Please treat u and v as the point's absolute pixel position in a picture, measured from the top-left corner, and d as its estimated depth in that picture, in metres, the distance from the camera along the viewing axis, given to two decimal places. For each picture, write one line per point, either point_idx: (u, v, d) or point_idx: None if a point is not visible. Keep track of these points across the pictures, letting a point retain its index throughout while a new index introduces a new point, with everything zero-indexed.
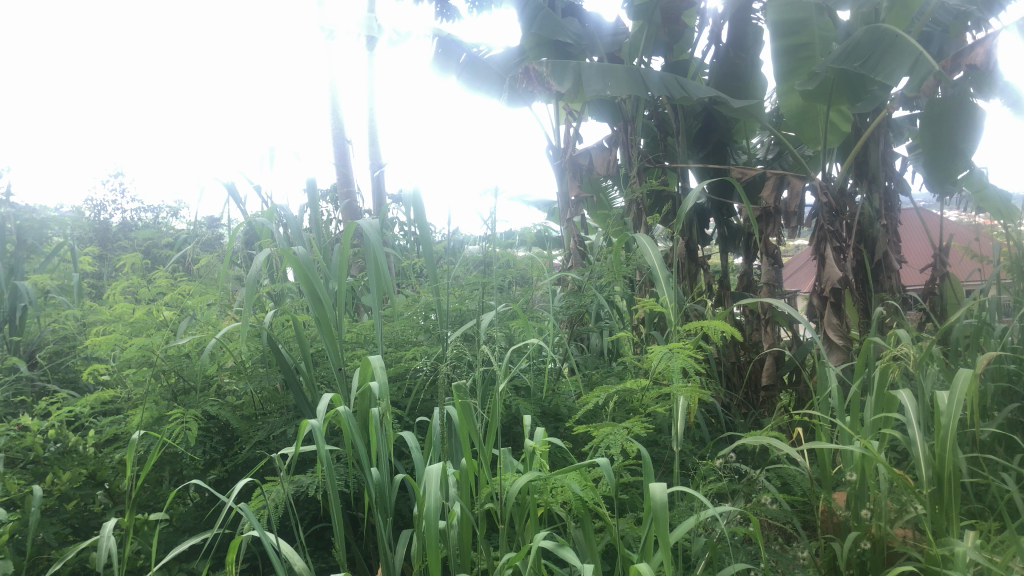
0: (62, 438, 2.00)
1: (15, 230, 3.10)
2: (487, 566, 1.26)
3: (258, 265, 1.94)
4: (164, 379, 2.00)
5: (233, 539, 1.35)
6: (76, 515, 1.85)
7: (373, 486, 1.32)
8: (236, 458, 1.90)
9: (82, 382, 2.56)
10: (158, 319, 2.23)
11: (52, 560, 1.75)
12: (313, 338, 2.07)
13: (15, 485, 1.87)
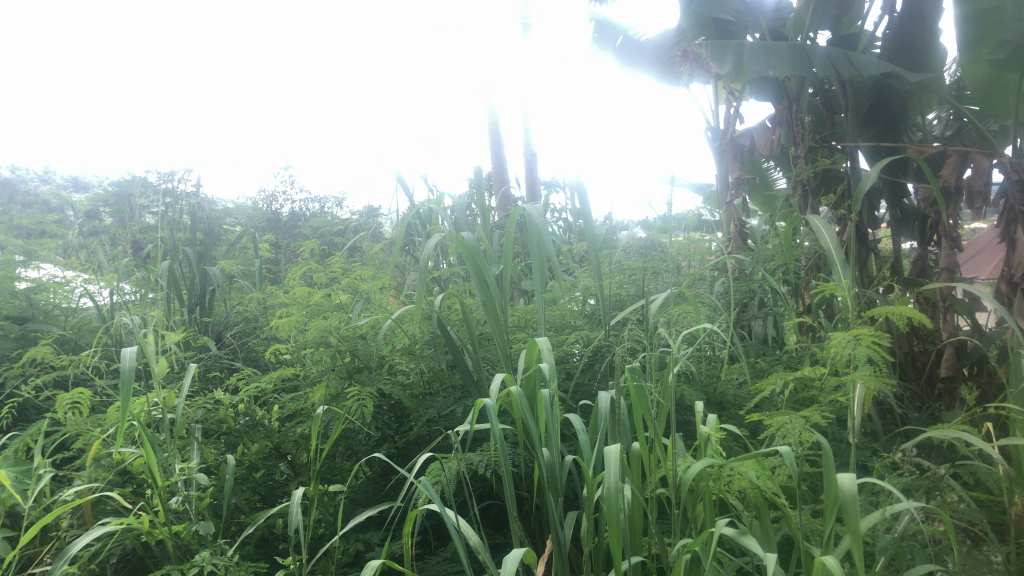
0: (249, 412, 2.15)
1: (203, 220, 3.36)
2: (659, 552, 1.25)
3: (428, 250, 2.01)
4: (339, 359, 2.10)
5: (409, 512, 1.41)
6: (264, 482, 1.99)
7: (544, 465, 1.33)
8: (408, 434, 1.98)
9: (264, 361, 2.74)
10: (333, 303, 2.35)
11: (244, 524, 1.89)
12: (477, 321, 2.11)
13: (210, 453, 2.03)
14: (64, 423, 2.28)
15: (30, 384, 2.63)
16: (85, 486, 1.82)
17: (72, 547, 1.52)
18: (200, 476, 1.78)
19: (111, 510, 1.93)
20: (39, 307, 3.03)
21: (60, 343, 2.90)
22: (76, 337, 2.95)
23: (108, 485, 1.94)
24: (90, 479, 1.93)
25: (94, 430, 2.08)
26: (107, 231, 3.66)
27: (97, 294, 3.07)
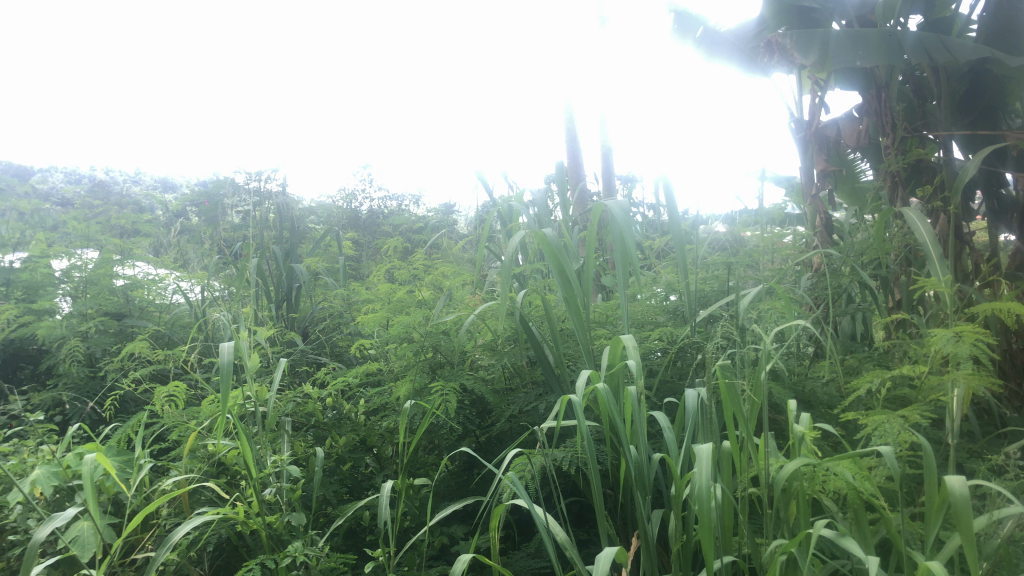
0: (336, 405, 2.20)
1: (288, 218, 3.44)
2: (752, 552, 1.23)
3: (512, 246, 2.01)
4: (423, 355, 2.13)
5: (495, 508, 1.42)
6: (351, 475, 2.03)
7: (632, 463, 1.32)
8: (491, 430, 1.99)
9: (349, 356, 2.79)
10: (415, 300, 2.38)
11: (332, 516, 1.93)
12: (560, 317, 2.11)
13: (300, 445, 2.08)
14: (162, 415, 2.38)
15: (130, 377, 2.75)
16: (183, 477, 1.89)
17: (173, 537, 1.59)
18: (292, 468, 1.83)
19: (207, 500, 2.00)
20: (135, 305, 3.16)
21: (157, 338, 3.02)
22: (170, 332, 3.06)
23: (204, 476, 2.01)
24: (187, 469, 2.01)
25: (190, 423, 2.15)
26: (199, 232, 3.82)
27: (190, 292, 3.19)
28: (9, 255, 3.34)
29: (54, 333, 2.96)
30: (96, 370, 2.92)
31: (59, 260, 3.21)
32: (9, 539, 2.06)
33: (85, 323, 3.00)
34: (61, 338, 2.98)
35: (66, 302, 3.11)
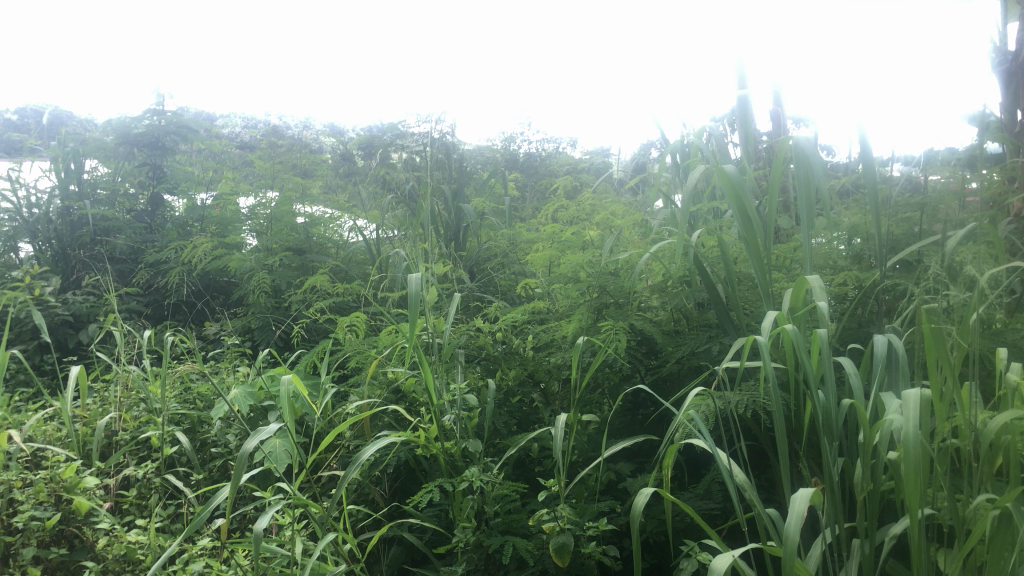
0: (506, 340, 2.24)
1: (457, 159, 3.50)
2: (951, 508, 1.17)
3: (691, 183, 1.96)
4: (592, 293, 2.12)
5: (670, 445, 1.42)
6: (521, 408, 2.06)
7: (820, 408, 1.28)
8: (661, 371, 1.94)
9: (514, 295, 2.82)
10: (584, 241, 2.37)
11: (502, 446, 1.98)
12: (739, 259, 2.03)
13: (472, 377, 2.15)
14: (343, 345, 2.51)
15: (311, 309, 2.91)
16: (365, 401, 2.00)
17: (361, 455, 1.69)
18: (468, 397, 1.90)
19: (385, 424, 2.11)
20: (314, 241, 3.33)
21: (335, 273, 3.19)
22: (347, 267, 3.20)
23: (384, 401, 2.12)
24: (368, 395, 2.13)
25: (371, 352, 2.27)
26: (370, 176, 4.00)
27: (365, 231, 3.33)
28: (202, 194, 3.66)
29: (245, 266, 3.20)
30: (281, 301, 3.12)
31: (246, 198, 3.39)
32: (212, 451, 2.27)
33: (271, 258, 3.20)
34: (251, 270, 3.21)
35: (251, 239, 3.32)
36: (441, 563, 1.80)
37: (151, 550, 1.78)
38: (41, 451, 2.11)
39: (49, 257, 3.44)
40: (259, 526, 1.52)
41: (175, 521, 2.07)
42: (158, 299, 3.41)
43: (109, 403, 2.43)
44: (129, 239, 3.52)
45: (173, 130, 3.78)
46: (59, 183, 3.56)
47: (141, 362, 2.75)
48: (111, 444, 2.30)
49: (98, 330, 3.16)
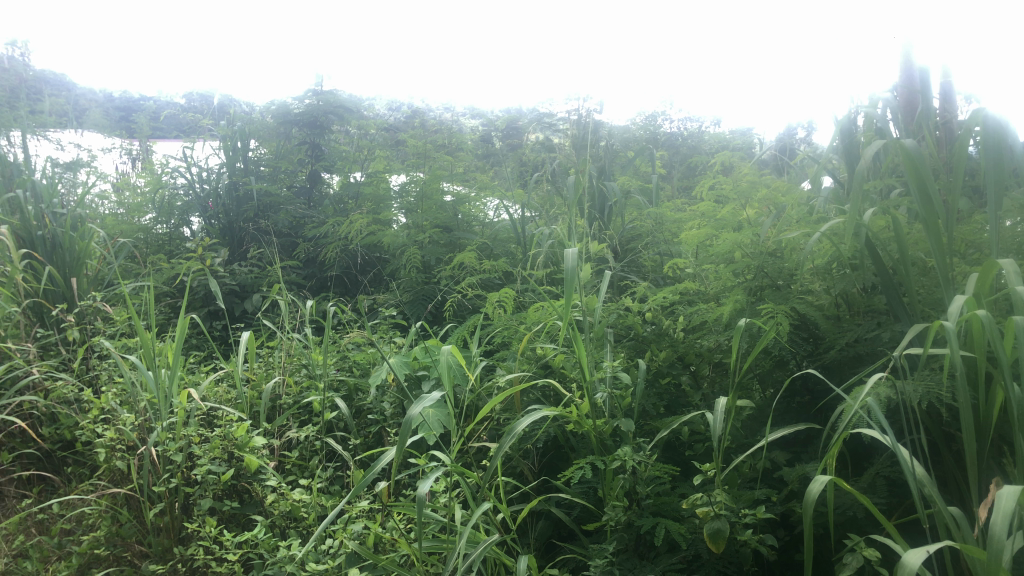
0: (656, 320, 2.20)
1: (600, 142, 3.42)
2: None
3: (864, 158, 1.84)
4: (750, 275, 2.03)
5: (841, 434, 1.35)
6: (673, 390, 2.00)
7: (1015, 402, 1.18)
8: (823, 359, 1.84)
9: (662, 275, 2.77)
10: (739, 220, 2.28)
11: (652, 428, 1.95)
12: (914, 241, 1.88)
13: (621, 356, 2.12)
14: (492, 321, 2.54)
15: (459, 286, 2.96)
16: (516, 376, 2.01)
17: (516, 427, 1.70)
18: (621, 376, 1.88)
19: (533, 399, 2.12)
20: (461, 218, 3.37)
21: (482, 250, 3.23)
22: (493, 245, 3.23)
23: (534, 377, 2.13)
24: (519, 370, 2.14)
25: (521, 328, 2.29)
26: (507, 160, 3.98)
27: (510, 210, 3.34)
28: (357, 172, 3.76)
29: (397, 242, 3.30)
30: (431, 276, 3.21)
31: (397, 175, 3.49)
32: (368, 418, 2.36)
33: (422, 234, 3.27)
34: (402, 246, 3.30)
35: (399, 218, 3.40)
36: (590, 541, 1.79)
37: (314, 508, 1.87)
38: (214, 410, 2.26)
39: (218, 230, 3.68)
40: (422, 490, 1.57)
41: (333, 482, 2.17)
42: (318, 272, 3.59)
43: (275, 368, 2.57)
44: (289, 215, 3.70)
45: (329, 109, 3.88)
46: (226, 161, 3.75)
47: (302, 331, 2.89)
48: (275, 407, 2.43)
49: (262, 299, 3.35)
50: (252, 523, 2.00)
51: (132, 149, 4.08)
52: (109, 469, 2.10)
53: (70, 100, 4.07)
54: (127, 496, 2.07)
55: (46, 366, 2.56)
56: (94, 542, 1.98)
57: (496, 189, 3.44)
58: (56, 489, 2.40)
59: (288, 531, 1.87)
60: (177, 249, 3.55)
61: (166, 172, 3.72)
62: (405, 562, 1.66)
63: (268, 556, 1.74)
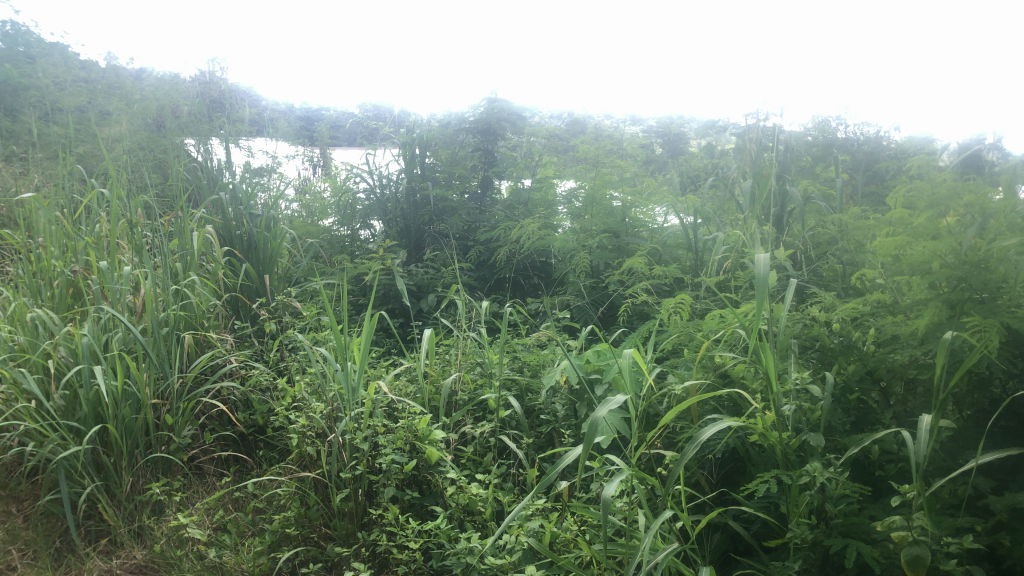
0: (844, 332, 2.04)
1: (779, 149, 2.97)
2: None
3: None
4: (950, 287, 1.71)
5: None
6: (861, 406, 1.88)
7: None
8: None
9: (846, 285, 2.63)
10: (937, 227, 1.75)
11: (839, 444, 1.85)
12: None
13: (807, 369, 2.04)
14: (666, 328, 2.51)
15: (630, 292, 2.96)
16: (695, 384, 1.98)
17: (702, 436, 1.68)
18: (811, 389, 1.81)
19: (710, 408, 2.07)
20: (629, 223, 3.30)
21: (652, 256, 3.18)
22: (663, 250, 3.13)
23: (711, 386, 2.09)
24: (696, 378, 2.10)
25: (699, 335, 2.24)
26: (667, 166, 3.52)
27: (678, 214, 3.14)
28: (527, 178, 3.74)
29: (567, 246, 3.35)
30: (600, 280, 3.23)
31: (564, 181, 3.50)
32: (540, 418, 2.40)
33: (591, 239, 3.28)
34: (572, 251, 3.35)
35: (563, 224, 3.44)
36: (770, 557, 1.73)
37: (490, 503, 1.91)
38: (395, 403, 2.36)
39: (396, 232, 3.89)
40: (608, 492, 1.60)
41: (506, 479, 2.23)
42: (489, 275, 3.69)
43: (452, 365, 2.66)
44: (461, 219, 3.79)
45: (503, 116, 3.86)
46: (406, 167, 3.91)
47: (476, 330, 2.97)
48: (451, 402, 2.51)
49: (438, 300, 3.49)
50: (430, 514, 2.07)
51: (314, 156, 4.37)
52: (300, 454, 2.24)
53: (258, 112, 4.28)
54: (315, 480, 2.18)
55: (244, 356, 2.76)
56: (286, 521, 2.09)
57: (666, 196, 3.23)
58: (250, 469, 2.58)
59: (465, 524, 1.93)
60: (358, 250, 3.82)
61: (351, 177, 3.95)
62: (582, 562, 1.68)
63: (448, 546, 1.79)
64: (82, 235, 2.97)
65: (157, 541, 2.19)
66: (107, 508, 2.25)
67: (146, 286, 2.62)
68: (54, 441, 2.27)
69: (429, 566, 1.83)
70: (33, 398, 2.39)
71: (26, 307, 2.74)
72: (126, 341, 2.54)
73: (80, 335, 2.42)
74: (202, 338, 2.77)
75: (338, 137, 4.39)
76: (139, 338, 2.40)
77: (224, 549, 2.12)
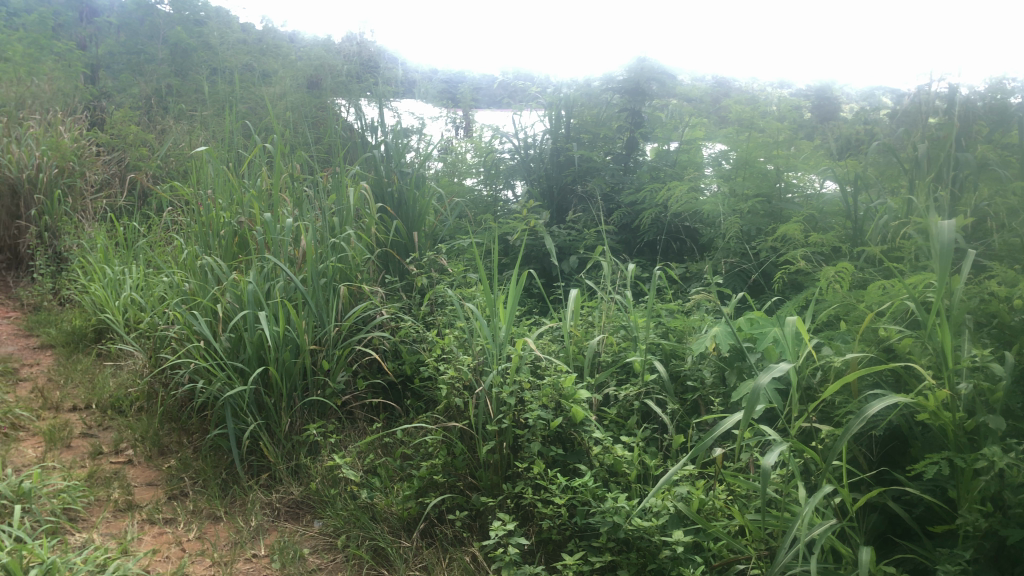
0: None
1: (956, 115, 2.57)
2: None
3: None
4: None
5: None
6: None
7: None
8: None
9: None
10: None
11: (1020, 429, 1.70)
12: None
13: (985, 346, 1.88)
14: (825, 298, 2.38)
15: (784, 259, 2.84)
16: (857, 357, 1.87)
17: (869, 411, 1.59)
18: (992, 367, 1.67)
19: (870, 382, 1.95)
20: (782, 186, 3.11)
21: (808, 222, 2.93)
22: (821, 216, 2.89)
23: (875, 360, 1.97)
24: (858, 351, 1.99)
25: (862, 306, 2.12)
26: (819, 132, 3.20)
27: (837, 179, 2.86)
28: (671, 142, 3.60)
29: (716, 211, 3.20)
30: (751, 247, 3.10)
31: (712, 143, 3.36)
32: (686, 384, 2.36)
33: (744, 203, 3.14)
34: (721, 215, 3.20)
35: (710, 187, 3.28)
36: (934, 541, 1.64)
37: (635, 466, 1.91)
38: (539, 360, 2.36)
39: (539, 192, 3.89)
40: (768, 462, 1.55)
41: (650, 443, 2.21)
42: (632, 238, 3.64)
43: (597, 327, 2.64)
44: (605, 181, 3.72)
45: (651, 76, 3.72)
46: (551, 127, 3.89)
47: (620, 293, 2.94)
48: (595, 363, 2.49)
49: (580, 261, 3.47)
50: (575, 472, 2.06)
51: (456, 117, 4.18)
52: (448, 406, 2.29)
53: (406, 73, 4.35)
54: (462, 431, 2.22)
55: (394, 308, 2.83)
56: (433, 469, 2.16)
57: (824, 160, 2.97)
58: (398, 418, 2.67)
59: (609, 484, 1.93)
60: (503, 210, 3.81)
61: (496, 137, 3.98)
62: (732, 531, 1.66)
63: (593, 505, 1.80)
64: (247, 188, 3.13)
65: (312, 480, 2.32)
66: (268, 445, 2.40)
67: (306, 238, 2.73)
68: (222, 378, 2.42)
69: (573, 522, 1.87)
70: (204, 338, 2.57)
71: (198, 253, 2.93)
72: (287, 289, 2.66)
73: (246, 282, 2.56)
74: (356, 289, 2.85)
75: (480, 100, 4.26)
76: (299, 287, 2.52)
77: (374, 491, 2.21)
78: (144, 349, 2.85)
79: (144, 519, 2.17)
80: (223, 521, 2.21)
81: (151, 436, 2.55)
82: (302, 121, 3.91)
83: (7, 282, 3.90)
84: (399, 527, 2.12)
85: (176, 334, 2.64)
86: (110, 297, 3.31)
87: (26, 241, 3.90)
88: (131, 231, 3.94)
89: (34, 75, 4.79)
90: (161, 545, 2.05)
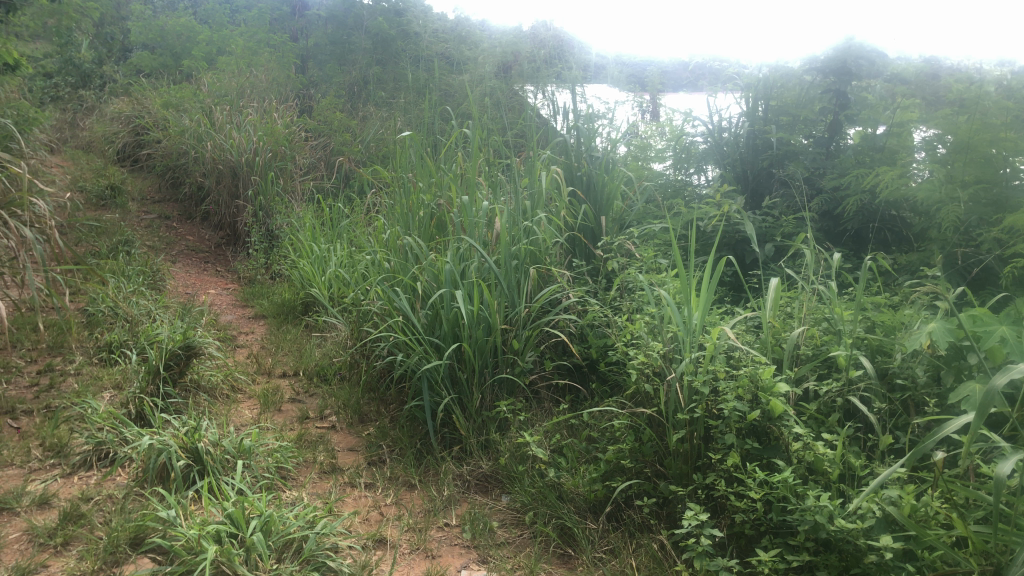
0: None
1: None
2: None
3: None
4: None
5: None
6: None
7: None
8: None
9: None
10: None
11: None
12: None
13: None
14: None
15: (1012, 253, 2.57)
16: None
17: None
18: None
19: None
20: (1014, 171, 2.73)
21: None
22: None
23: None
24: None
25: None
26: None
27: None
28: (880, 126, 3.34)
29: (932, 196, 2.91)
30: (973, 237, 2.81)
31: (923, 127, 3.09)
32: (896, 382, 2.20)
33: (963, 189, 2.81)
34: (937, 201, 2.90)
35: (922, 173, 3.00)
36: None
37: (837, 465, 1.80)
38: (734, 350, 2.27)
39: (733, 177, 3.77)
40: (1003, 470, 1.41)
41: (854, 442, 2.08)
42: (834, 226, 3.45)
43: (797, 318, 2.51)
44: (805, 165, 3.52)
45: (860, 54, 3.44)
46: (748, 110, 3.78)
47: (822, 283, 2.78)
48: (794, 356, 2.38)
49: (777, 249, 3.33)
50: (771, 468, 1.97)
51: (643, 101, 4.15)
52: (638, 391, 2.26)
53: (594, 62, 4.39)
54: (651, 417, 2.19)
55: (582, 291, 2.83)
56: (621, 453, 2.14)
57: None
58: (584, 400, 2.67)
59: (809, 481, 1.84)
60: (693, 196, 3.68)
61: (686, 121, 3.88)
62: (949, 541, 1.54)
63: (791, 501, 1.72)
64: (444, 171, 3.23)
65: (501, 455, 2.37)
66: (461, 419, 2.47)
67: (500, 221, 2.79)
68: (419, 353, 2.53)
69: (769, 519, 1.80)
70: (403, 314, 2.68)
71: (398, 234, 3.07)
72: (481, 269, 2.73)
73: (444, 261, 2.64)
74: (545, 271, 2.87)
75: (667, 83, 4.27)
76: (493, 267, 2.58)
77: (562, 471, 2.23)
78: (347, 323, 3.03)
79: (347, 482, 2.31)
80: (418, 489, 2.32)
81: (352, 404, 2.71)
82: (496, 106, 3.99)
83: (228, 256, 4.26)
84: (587, 509, 2.13)
85: (378, 309, 2.78)
86: (317, 273, 3.52)
87: (244, 220, 4.23)
88: (337, 211, 4.18)
89: (254, 67, 5.17)
90: (362, 508, 2.18)
